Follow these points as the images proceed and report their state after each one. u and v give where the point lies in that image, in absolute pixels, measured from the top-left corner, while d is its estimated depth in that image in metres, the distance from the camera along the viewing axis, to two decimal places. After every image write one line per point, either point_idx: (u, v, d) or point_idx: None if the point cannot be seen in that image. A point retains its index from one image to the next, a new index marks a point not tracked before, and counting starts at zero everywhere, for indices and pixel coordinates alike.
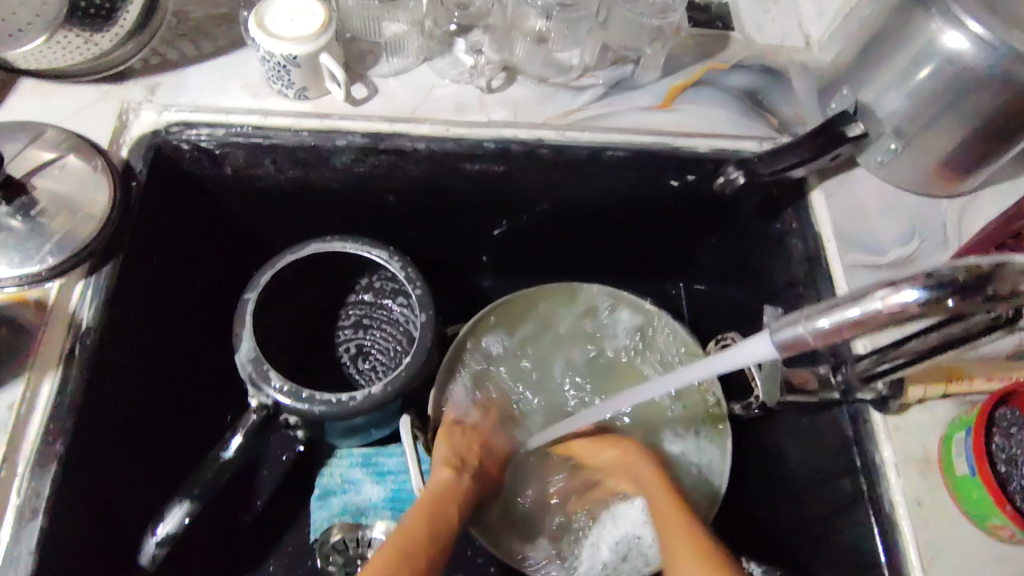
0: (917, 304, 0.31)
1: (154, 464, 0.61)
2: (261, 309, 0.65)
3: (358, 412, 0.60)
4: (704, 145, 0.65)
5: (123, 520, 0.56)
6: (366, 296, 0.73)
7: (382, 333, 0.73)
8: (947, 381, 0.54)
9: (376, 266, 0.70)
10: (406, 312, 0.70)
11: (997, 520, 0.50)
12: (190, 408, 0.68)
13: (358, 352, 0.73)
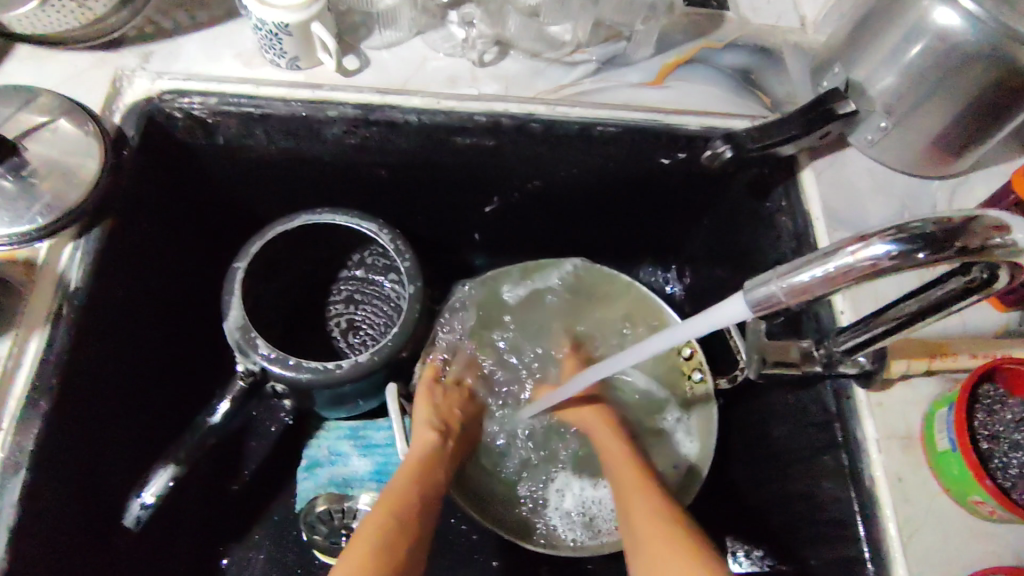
0: (889, 259, 0.31)
1: (141, 428, 0.61)
2: (251, 280, 0.66)
3: (345, 379, 0.60)
4: (695, 122, 0.65)
5: (109, 482, 0.56)
6: (357, 272, 0.73)
7: (373, 308, 0.72)
8: (932, 358, 0.54)
9: (367, 240, 0.70)
10: (398, 287, 0.70)
11: (976, 496, 0.49)
12: (176, 377, 0.68)
13: (348, 327, 0.73)
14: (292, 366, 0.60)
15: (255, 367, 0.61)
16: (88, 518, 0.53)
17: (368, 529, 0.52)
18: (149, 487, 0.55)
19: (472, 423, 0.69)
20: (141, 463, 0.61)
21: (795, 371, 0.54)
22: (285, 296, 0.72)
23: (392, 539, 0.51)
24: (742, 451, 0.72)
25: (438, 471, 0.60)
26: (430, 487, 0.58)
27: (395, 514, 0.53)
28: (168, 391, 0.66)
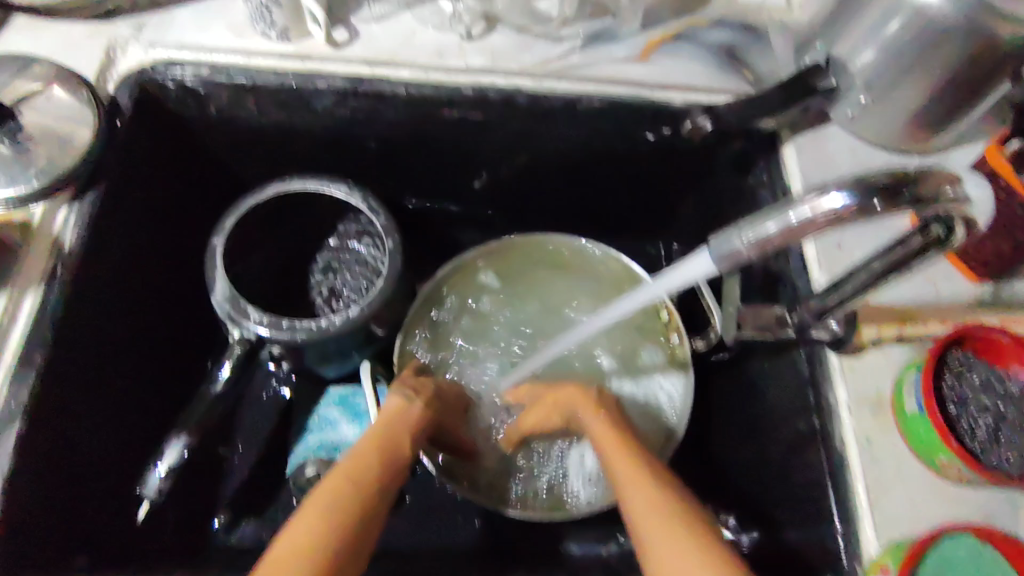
0: (846, 209, 0.33)
1: (144, 392, 0.63)
2: (229, 254, 0.67)
3: (339, 334, 0.63)
4: (678, 98, 0.67)
5: (112, 440, 0.58)
6: (332, 241, 0.77)
7: (352, 273, 0.76)
8: (902, 323, 0.56)
9: (341, 211, 0.74)
10: (374, 250, 0.74)
11: (944, 457, 0.51)
12: (185, 345, 0.70)
13: (330, 294, 0.76)
14: (285, 328, 0.62)
15: (250, 335, 0.62)
16: (96, 475, 0.56)
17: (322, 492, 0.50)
18: (164, 459, 0.57)
19: (451, 407, 0.68)
20: (150, 427, 0.63)
21: (770, 338, 0.56)
22: (272, 266, 0.74)
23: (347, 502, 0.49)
24: (723, 421, 0.73)
25: (404, 437, 0.58)
26: (394, 454, 0.56)
27: (351, 477, 0.51)
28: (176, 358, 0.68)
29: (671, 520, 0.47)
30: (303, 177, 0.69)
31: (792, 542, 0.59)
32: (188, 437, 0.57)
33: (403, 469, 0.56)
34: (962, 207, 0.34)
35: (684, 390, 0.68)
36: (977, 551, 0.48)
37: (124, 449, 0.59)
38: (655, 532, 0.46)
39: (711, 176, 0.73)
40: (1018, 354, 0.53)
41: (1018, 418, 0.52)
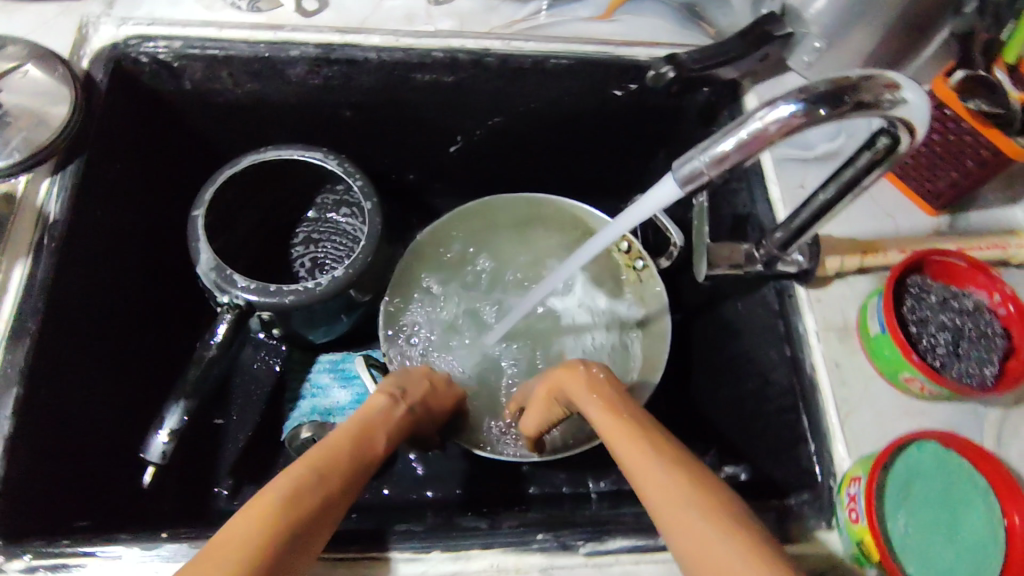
0: (795, 117, 0.36)
1: (140, 364, 0.64)
2: (210, 226, 0.68)
3: (327, 295, 0.65)
4: (643, 53, 0.68)
5: (109, 407, 0.59)
6: (310, 215, 0.79)
7: (333, 243, 0.78)
8: (862, 254, 0.59)
9: (320, 185, 0.76)
10: (353, 221, 0.77)
11: (907, 374, 0.53)
12: (176, 320, 0.71)
13: (313, 265, 0.79)
14: (273, 292, 0.64)
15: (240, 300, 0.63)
16: (99, 441, 0.57)
17: (247, 519, 0.39)
18: (165, 424, 0.58)
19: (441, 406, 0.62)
20: (145, 397, 0.64)
21: (739, 272, 0.58)
22: (251, 237, 0.75)
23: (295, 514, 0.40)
24: (702, 366, 0.76)
25: (379, 437, 0.51)
26: (364, 455, 0.48)
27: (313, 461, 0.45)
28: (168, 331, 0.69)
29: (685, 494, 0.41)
30: (278, 147, 0.70)
31: (770, 468, 0.61)
32: (185, 403, 0.59)
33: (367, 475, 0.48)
34: (900, 109, 0.37)
35: (643, 351, 0.72)
36: (939, 457, 0.49)
37: (122, 417, 0.60)
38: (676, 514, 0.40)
39: (678, 131, 0.75)
40: (971, 274, 0.56)
41: (977, 331, 0.54)
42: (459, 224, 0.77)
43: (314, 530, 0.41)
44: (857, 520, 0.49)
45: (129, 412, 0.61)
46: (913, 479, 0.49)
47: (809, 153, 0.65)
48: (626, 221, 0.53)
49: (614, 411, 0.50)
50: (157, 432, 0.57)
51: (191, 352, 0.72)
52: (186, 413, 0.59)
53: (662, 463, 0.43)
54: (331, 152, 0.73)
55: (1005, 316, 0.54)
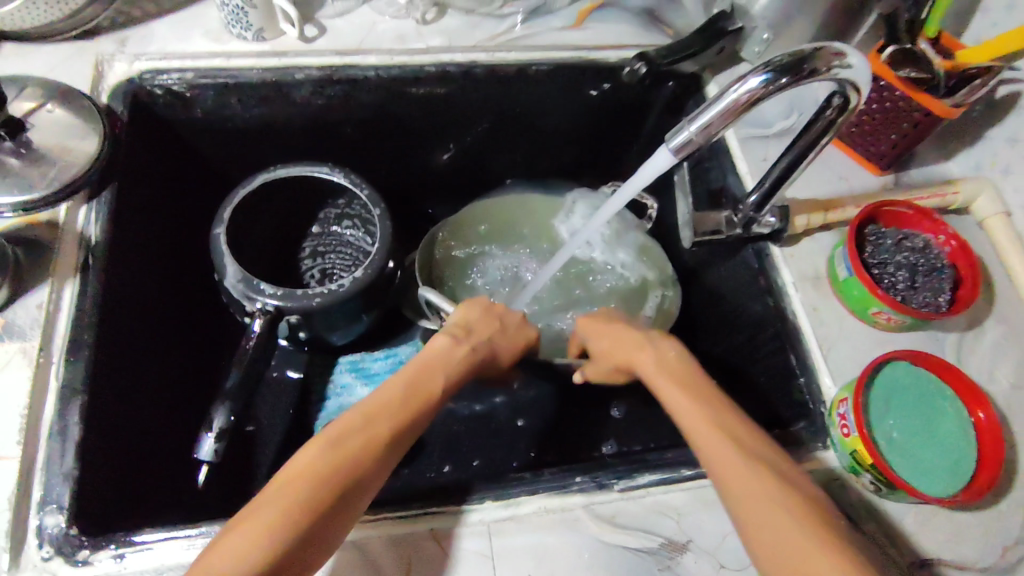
0: (763, 87, 0.44)
1: (176, 376, 0.68)
2: (230, 242, 0.73)
3: (351, 295, 0.70)
4: (613, 56, 0.76)
5: (152, 417, 0.62)
6: (314, 229, 0.83)
7: (340, 254, 0.83)
8: (825, 210, 0.67)
9: (325, 199, 0.81)
10: (358, 232, 0.82)
11: (874, 308, 0.61)
12: (202, 334, 0.75)
13: (323, 275, 0.83)
14: (300, 296, 0.69)
15: (269, 306, 0.68)
16: (147, 448, 0.60)
17: (305, 464, 0.43)
18: (213, 426, 0.61)
19: (508, 347, 0.65)
20: (183, 406, 0.68)
21: (720, 235, 0.66)
22: (264, 251, 0.79)
23: (347, 459, 0.44)
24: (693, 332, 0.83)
25: (432, 385, 0.53)
26: (416, 402, 0.51)
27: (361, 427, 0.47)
28: (197, 345, 0.73)
29: (774, 498, 0.43)
30: (286, 165, 0.76)
31: (767, 407, 0.68)
32: (231, 404, 0.63)
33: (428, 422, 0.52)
34: (846, 73, 0.46)
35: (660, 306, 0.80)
36: (911, 374, 0.58)
37: (164, 425, 0.64)
38: (762, 511, 0.42)
39: (650, 123, 0.83)
40: (918, 219, 0.65)
41: (929, 266, 0.62)
42: (486, 216, 0.87)
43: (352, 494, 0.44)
44: (848, 434, 0.56)
45: (170, 422, 0.65)
46: (892, 394, 0.57)
47: (767, 131, 0.73)
48: (628, 187, 0.60)
49: (691, 398, 0.51)
50: (207, 434, 0.61)
51: (217, 364, 0.76)
52: (231, 414, 0.63)
53: (743, 462, 0.45)
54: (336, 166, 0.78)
55: (951, 250, 0.63)
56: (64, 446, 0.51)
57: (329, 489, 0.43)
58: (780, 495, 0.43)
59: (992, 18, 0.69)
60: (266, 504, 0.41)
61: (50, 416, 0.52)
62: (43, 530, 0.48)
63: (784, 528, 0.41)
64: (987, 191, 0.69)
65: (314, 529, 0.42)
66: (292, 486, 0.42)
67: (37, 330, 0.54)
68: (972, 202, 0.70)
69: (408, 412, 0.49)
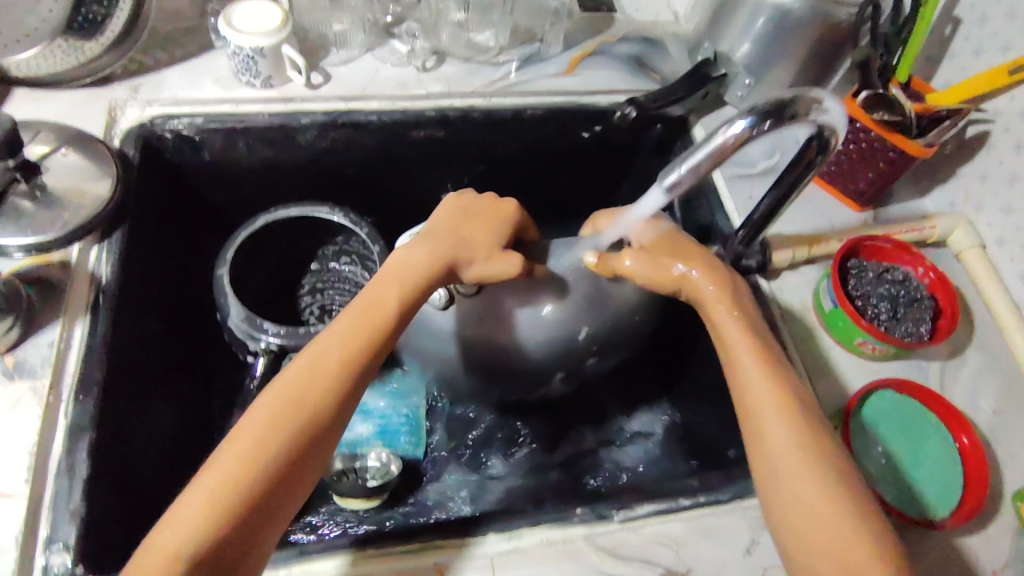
0: (747, 131, 0.46)
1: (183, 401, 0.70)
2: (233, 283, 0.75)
3: None
4: (604, 100, 0.80)
5: (159, 439, 0.64)
6: (314, 266, 0.86)
7: (338, 290, 0.85)
8: (810, 245, 0.71)
9: (326, 237, 0.83)
10: (354, 269, 0.85)
11: (860, 338, 0.64)
12: (205, 370, 0.76)
13: (322, 311, 0.84)
14: (302, 333, 0.70)
15: (272, 345, 0.70)
16: (152, 474, 0.62)
17: (251, 419, 0.44)
18: None
19: (481, 231, 0.57)
20: (188, 434, 0.69)
21: None
22: (265, 286, 0.81)
23: (292, 406, 0.45)
24: None
25: (390, 298, 0.51)
26: (375, 322, 0.50)
27: (313, 374, 0.46)
28: (202, 380, 0.74)
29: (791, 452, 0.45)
30: (288, 206, 0.78)
31: None
32: None
33: (392, 345, 0.51)
34: (823, 118, 0.49)
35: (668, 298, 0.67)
36: (898, 402, 0.60)
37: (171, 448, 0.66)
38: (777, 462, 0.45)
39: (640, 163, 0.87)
40: (897, 253, 0.68)
41: (909, 297, 0.65)
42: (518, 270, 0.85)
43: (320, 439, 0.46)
44: None
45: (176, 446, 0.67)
46: (880, 422, 0.59)
47: (752, 170, 0.77)
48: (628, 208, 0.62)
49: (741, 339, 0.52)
50: None
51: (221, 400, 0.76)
52: None
53: (774, 411, 0.47)
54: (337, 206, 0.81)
55: (930, 282, 0.66)
56: (72, 483, 0.51)
57: (287, 444, 0.44)
58: (793, 445, 0.45)
59: (960, 63, 0.73)
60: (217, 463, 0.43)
61: (59, 454, 0.52)
62: (48, 568, 0.48)
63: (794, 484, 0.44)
64: (962, 225, 0.72)
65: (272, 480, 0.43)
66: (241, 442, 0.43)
67: (47, 367, 0.55)
68: (948, 235, 0.73)
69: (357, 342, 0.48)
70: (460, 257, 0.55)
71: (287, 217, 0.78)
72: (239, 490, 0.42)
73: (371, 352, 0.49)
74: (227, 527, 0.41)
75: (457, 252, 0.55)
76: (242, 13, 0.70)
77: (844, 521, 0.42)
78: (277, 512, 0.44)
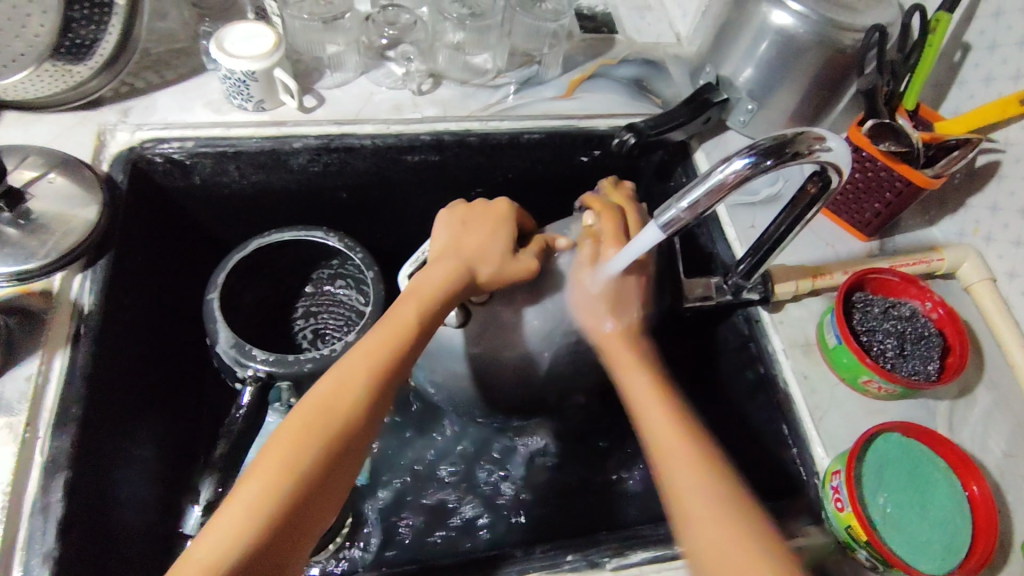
0: (747, 169, 0.44)
1: (166, 431, 0.69)
2: (223, 307, 0.73)
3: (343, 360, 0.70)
4: (603, 124, 0.79)
5: (139, 466, 0.63)
6: (309, 289, 0.84)
7: (332, 314, 0.83)
8: (813, 277, 0.68)
9: (320, 259, 0.82)
10: (349, 292, 0.82)
11: (865, 376, 0.62)
12: (187, 397, 0.74)
13: (315, 335, 0.82)
14: (291, 362, 0.69)
15: (259, 373, 0.68)
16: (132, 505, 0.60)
17: (284, 431, 0.45)
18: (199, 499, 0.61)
19: (484, 238, 0.58)
20: (178, 454, 0.70)
21: (712, 301, 0.67)
22: (257, 311, 0.80)
23: (321, 417, 0.45)
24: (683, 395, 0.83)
25: (412, 315, 0.52)
26: (402, 343, 0.50)
27: (338, 395, 0.46)
28: (183, 407, 0.73)
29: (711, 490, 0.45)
30: (282, 229, 0.77)
31: (760, 475, 0.68)
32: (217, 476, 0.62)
33: (417, 354, 0.52)
34: (826, 157, 0.47)
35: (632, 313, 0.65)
36: (905, 446, 0.58)
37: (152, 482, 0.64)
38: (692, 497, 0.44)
39: (641, 187, 0.85)
40: (904, 286, 0.66)
41: (917, 333, 0.63)
42: None
43: (343, 462, 0.45)
44: (842, 508, 0.56)
45: (157, 477, 0.65)
46: (885, 465, 0.57)
47: (755, 198, 0.75)
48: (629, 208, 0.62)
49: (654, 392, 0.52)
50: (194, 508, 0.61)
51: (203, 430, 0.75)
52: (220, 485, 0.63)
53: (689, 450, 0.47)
54: (331, 230, 0.80)
55: (939, 318, 0.64)
56: (46, 524, 0.50)
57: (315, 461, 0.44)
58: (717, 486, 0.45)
59: (970, 90, 0.71)
60: (254, 479, 0.43)
61: (33, 494, 0.51)
62: None
63: (715, 531, 0.42)
64: (970, 259, 0.70)
65: (307, 493, 0.43)
66: (276, 454, 0.43)
67: (24, 402, 0.54)
68: (955, 269, 0.71)
69: (384, 352, 0.49)
70: (470, 267, 0.56)
71: (279, 241, 0.77)
72: (267, 506, 0.41)
73: (399, 362, 0.50)
74: (259, 540, 0.40)
75: (468, 258, 0.57)
76: (234, 36, 0.69)
77: (769, 568, 0.41)
78: (306, 533, 0.43)
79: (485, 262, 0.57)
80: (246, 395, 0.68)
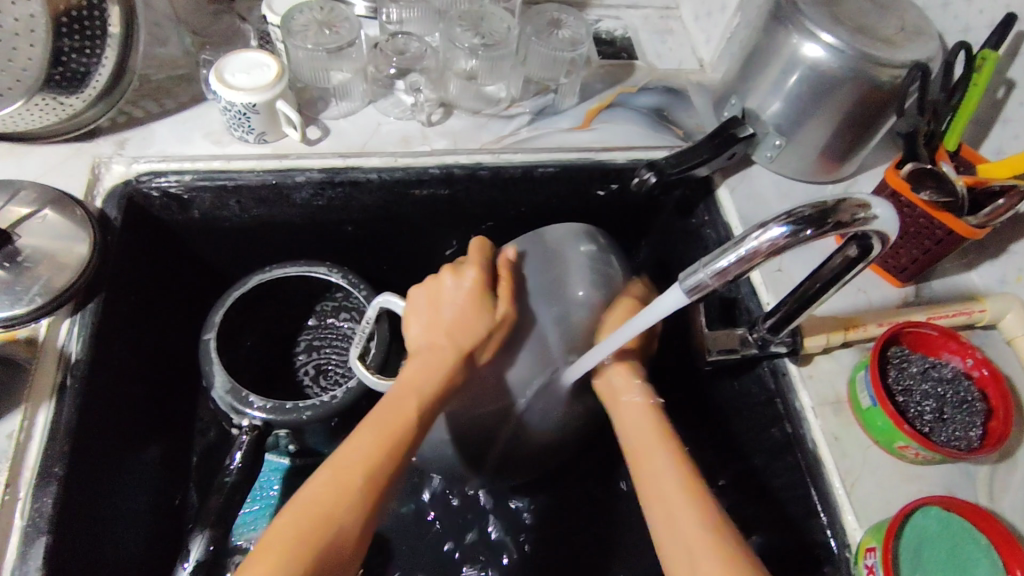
0: (784, 238, 0.40)
1: (154, 496, 0.66)
2: (221, 347, 0.70)
3: (343, 407, 0.67)
4: (621, 156, 0.75)
5: (118, 535, 0.59)
6: (310, 321, 0.79)
7: (336, 348, 0.78)
8: (846, 329, 0.64)
9: (322, 292, 0.78)
10: (355, 324, 0.78)
11: (901, 442, 0.57)
12: (173, 439, 0.71)
13: (318, 371, 0.77)
14: (290, 409, 0.66)
15: (256, 421, 0.65)
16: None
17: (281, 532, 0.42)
18: (189, 557, 0.59)
19: (463, 316, 0.58)
20: (170, 514, 0.68)
21: (736, 354, 0.65)
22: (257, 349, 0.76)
23: (311, 538, 0.42)
24: (701, 442, 0.79)
25: (409, 412, 0.50)
26: (401, 435, 0.49)
27: (337, 493, 0.44)
28: (169, 455, 0.69)
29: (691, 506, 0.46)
30: (285, 265, 0.74)
31: (786, 539, 0.64)
32: (209, 532, 0.60)
33: (414, 452, 0.50)
34: (871, 224, 0.43)
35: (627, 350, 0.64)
36: (944, 521, 0.53)
37: (137, 554, 0.62)
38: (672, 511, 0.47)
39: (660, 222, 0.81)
40: (943, 341, 0.61)
41: (957, 397, 0.59)
42: None
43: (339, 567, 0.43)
44: None
45: (141, 551, 0.63)
46: (923, 543, 0.53)
47: None
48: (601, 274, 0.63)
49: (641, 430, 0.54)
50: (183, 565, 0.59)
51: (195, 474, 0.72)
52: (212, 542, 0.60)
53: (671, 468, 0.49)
54: (334, 265, 0.77)
55: (981, 377, 0.59)
56: None
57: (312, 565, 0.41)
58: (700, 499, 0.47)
59: (1014, 130, 0.66)
60: None
61: (10, 562, 0.48)
62: None
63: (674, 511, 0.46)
64: (1015, 309, 0.65)
65: None
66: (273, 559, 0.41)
67: (4, 462, 0.50)
68: (999, 319, 0.66)
69: (378, 457, 0.47)
70: (456, 354, 0.56)
71: (281, 277, 0.74)
72: None
73: (400, 465, 0.48)
74: None
75: (455, 345, 0.56)
76: (235, 66, 0.65)
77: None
78: None
79: (470, 342, 0.57)
80: (239, 453, 0.64)
